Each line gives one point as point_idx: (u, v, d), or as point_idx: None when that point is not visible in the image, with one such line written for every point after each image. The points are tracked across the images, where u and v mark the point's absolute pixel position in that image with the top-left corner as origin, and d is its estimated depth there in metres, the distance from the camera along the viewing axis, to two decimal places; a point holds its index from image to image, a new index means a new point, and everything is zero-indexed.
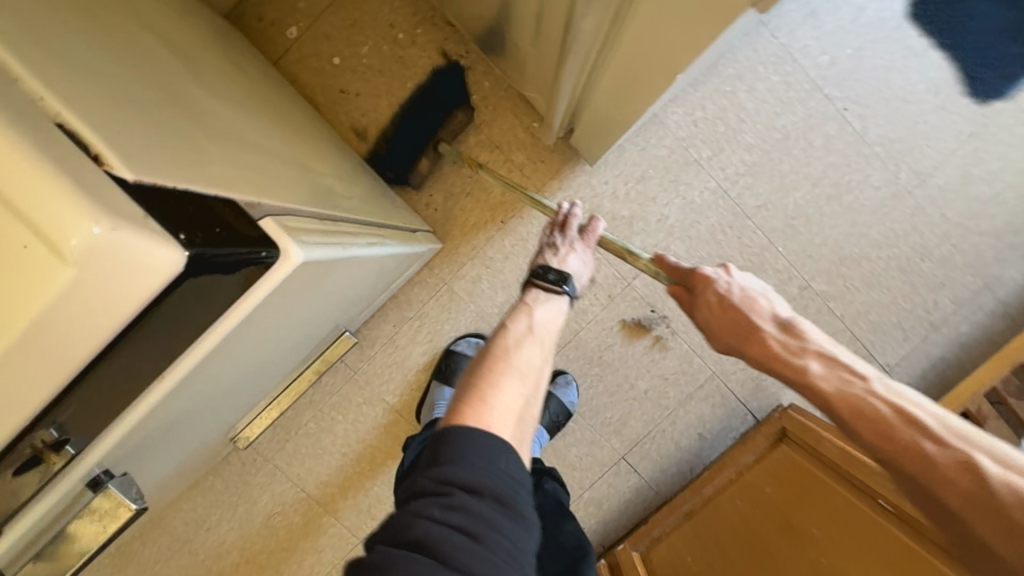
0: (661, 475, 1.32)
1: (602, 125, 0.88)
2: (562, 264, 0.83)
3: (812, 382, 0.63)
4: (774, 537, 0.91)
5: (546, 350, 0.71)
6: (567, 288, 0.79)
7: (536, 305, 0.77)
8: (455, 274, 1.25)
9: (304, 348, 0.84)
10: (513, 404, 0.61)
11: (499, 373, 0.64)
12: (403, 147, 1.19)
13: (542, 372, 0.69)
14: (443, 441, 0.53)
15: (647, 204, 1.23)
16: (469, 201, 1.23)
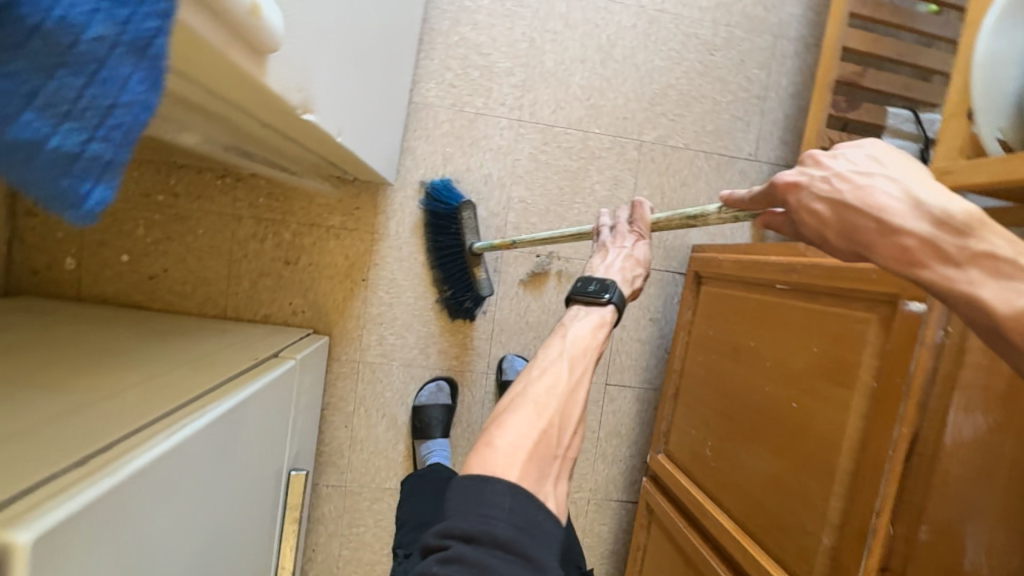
0: (647, 372, 1.36)
1: (352, 161, 0.90)
2: (607, 270, 0.85)
3: (976, 300, 0.47)
4: (735, 372, 0.94)
5: (584, 370, 0.71)
6: (611, 295, 0.80)
7: (572, 323, 0.77)
8: (360, 349, 1.25)
9: (248, 526, 0.82)
10: (531, 435, 0.61)
11: (513, 406, 0.65)
12: (454, 271, 1.22)
13: (571, 395, 0.67)
14: (455, 495, 0.55)
15: (467, 177, 1.25)
16: (326, 284, 1.23)
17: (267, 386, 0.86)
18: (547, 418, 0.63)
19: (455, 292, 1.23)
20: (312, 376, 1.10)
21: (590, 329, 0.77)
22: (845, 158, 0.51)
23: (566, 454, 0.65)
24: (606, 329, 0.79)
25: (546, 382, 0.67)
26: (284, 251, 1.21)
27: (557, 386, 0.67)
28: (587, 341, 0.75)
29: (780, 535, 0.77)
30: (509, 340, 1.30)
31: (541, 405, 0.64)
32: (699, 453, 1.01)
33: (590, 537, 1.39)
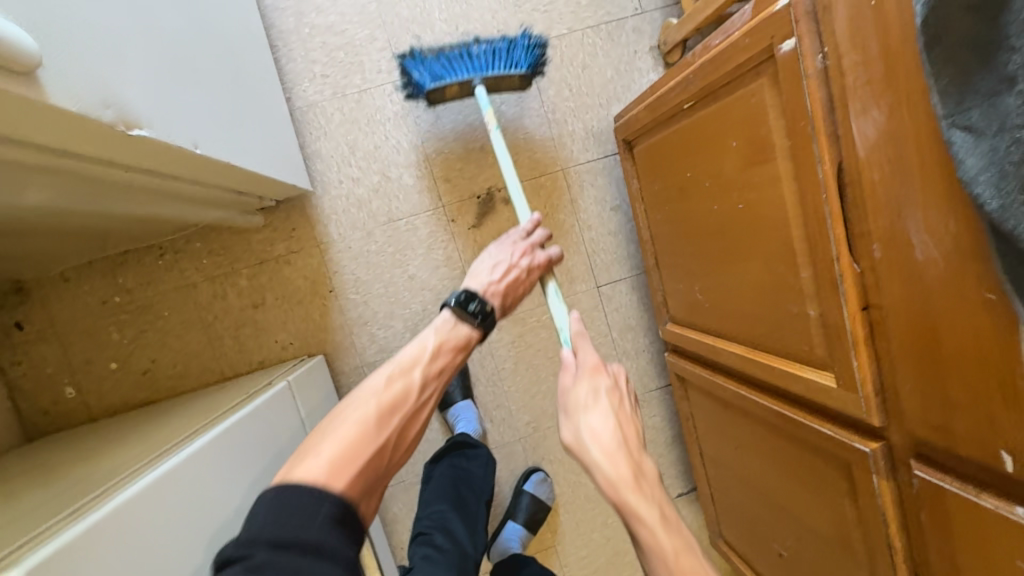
0: (631, 259, 1.35)
1: (246, 179, 0.91)
2: (481, 291, 0.98)
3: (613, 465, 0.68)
4: (690, 208, 0.92)
5: (435, 383, 0.88)
6: (479, 320, 0.96)
7: (448, 329, 0.94)
8: (357, 355, 1.27)
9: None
10: (358, 453, 0.74)
11: (352, 420, 0.77)
12: (447, 61, 1.13)
13: (413, 406, 0.83)
14: (269, 503, 0.64)
15: (379, 154, 1.24)
16: (299, 309, 1.25)
17: (263, 407, 0.89)
18: (382, 437, 0.78)
19: (434, 62, 1.14)
20: (320, 392, 1.13)
21: (451, 344, 0.93)
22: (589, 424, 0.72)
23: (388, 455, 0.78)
24: (463, 350, 0.94)
25: (390, 395, 0.82)
26: (248, 296, 1.23)
27: (401, 398, 0.82)
28: (446, 356, 0.91)
29: (780, 331, 0.75)
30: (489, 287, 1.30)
31: (376, 419, 0.78)
32: (694, 301, 1.00)
33: (647, 432, 1.40)
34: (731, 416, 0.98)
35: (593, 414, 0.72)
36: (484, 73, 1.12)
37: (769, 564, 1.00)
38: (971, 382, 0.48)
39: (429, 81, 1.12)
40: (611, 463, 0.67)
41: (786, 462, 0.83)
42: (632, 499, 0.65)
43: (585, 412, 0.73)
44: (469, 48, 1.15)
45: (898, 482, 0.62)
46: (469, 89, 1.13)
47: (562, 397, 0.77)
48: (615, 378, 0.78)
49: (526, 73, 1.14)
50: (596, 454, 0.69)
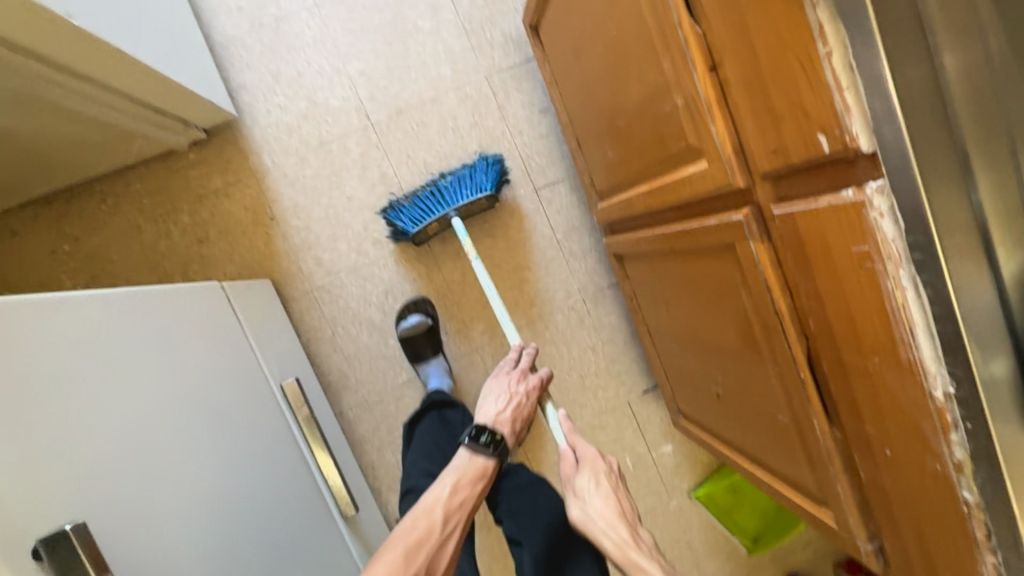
0: (565, 160, 1.36)
1: (143, 83, 0.95)
2: (499, 422, 0.95)
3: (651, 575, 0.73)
4: (584, 62, 0.94)
5: (461, 512, 0.83)
6: (492, 450, 0.91)
7: (462, 464, 0.89)
8: (306, 281, 1.30)
9: (234, 409, 0.91)
10: (406, 574, 0.74)
11: (394, 549, 0.76)
12: (419, 217, 1.23)
13: (453, 506, 0.83)
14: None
15: (302, 80, 1.27)
16: (243, 240, 1.28)
17: (181, 294, 0.92)
18: (416, 563, 0.76)
19: (405, 228, 1.23)
20: (266, 308, 1.15)
21: (469, 476, 0.88)
22: (605, 520, 0.79)
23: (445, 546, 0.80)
24: (483, 480, 0.89)
25: (416, 532, 0.78)
26: (192, 234, 1.27)
27: (430, 535, 0.79)
28: (465, 489, 0.86)
29: (665, 140, 0.76)
30: (457, 275, 1.34)
31: (427, 527, 0.79)
32: (608, 162, 1.02)
33: (604, 331, 1.40)
34: (656, 268, 0.98)
35: (593, 502, 0.81)
36: (456, 203, 1.22)
37: (713, 414, 1.01)
38: (784, 79, 0.49)
39: (412, 227, 1.22)
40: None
41: (699, 283, 0.83)
42: (636, 555, 0.75)
43: (590, 497, 0.81)
44: (434, 184, 1.26)
45: (773, 244, 0.63)
46: (447, 223, 1.21)
47: (567, 485, 0.85)
48: (611, 467, 0.87)
49: (492, 194, 1.22)
50: (603, 528, 0.79)
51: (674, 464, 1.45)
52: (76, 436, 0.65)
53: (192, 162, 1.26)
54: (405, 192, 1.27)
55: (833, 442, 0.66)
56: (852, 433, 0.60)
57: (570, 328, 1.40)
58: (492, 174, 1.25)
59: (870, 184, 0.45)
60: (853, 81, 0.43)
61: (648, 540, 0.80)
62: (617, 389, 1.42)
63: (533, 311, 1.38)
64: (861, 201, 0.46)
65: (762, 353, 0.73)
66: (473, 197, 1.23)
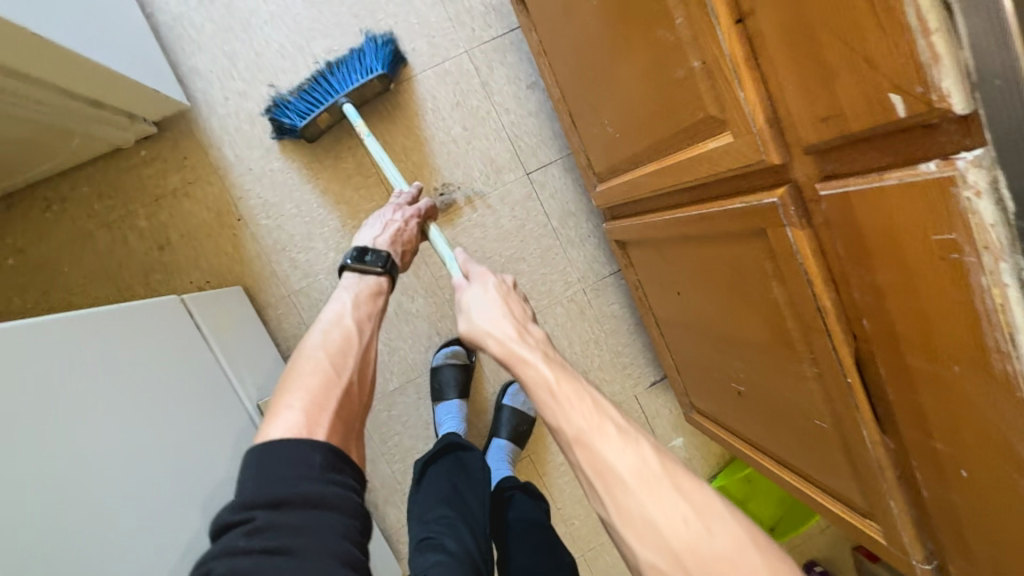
0: (557, 139, 1.25)
1: (67, 68, 0.82)
2: (376, 242, 0.89)
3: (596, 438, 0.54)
4: (578, 25, 0.82)
5: (351, 331, 0.74)
6: (384, 266, 0.86)
7: (348, 287, 0.83)
8: (282, 284, 1.19)
9: (207, 436, 0.81)
10: (326, 396, 0.64)
11: (307, 370, 0.67)
12: (301, 107, 1.09)
13: (365, 342, 0.75)
14: (252, 463, 0.54)
15: (262, 61, 1.14)
16: (209, 242, 1.16)
17: (137, 310, 0.81)
18: (343, 382, 0.67)
19: (291, 117, 1.09)
20: (238, 318, 1.04)
21: (366, 294, 0.83)
22: (502, 339, 0.63)
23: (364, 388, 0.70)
24: (381, 296, 0.85)
25: (333, 345, 0.71)
26: (151, 239, 1.15)
27: (348, 345, 0.72)
28: (367, 305, 0.81)
29: (678, 113, 0.66)
30: (384, 197, 1.20)
31: (333, 365, 0.68)
32: (608, 139, 0.91)
33: (607, 322, 1.31)
34: (666, 256, 0.89)
35: (494, 311, 0.67)
36: (345, 89, 1.07)
37: (733, 412, 0.92)
38: (843, 26, 0.39)
39: (300, 120, 1.08)
40: (631, 508, 0.51)
41: (720, 274, 0.74)
42: (519, 347, 0.61)
43: (477, 306, 0.68)
44: (323, 73, 1.11)
45: (816, 230, 0.53)
46: (339, 112, 1.08)
47: (457, 303, 0.71)
48: (506, 282, 0.73)
49: (385, 74, 1.09)
50: (501, 355, 0.62)
51: (686, 457, 1.38)
52: (5, 495, 0.54)
53: (145, 159, 1.13)
54: (290, 87, 1.12)
55: (886, 454, 0.57)
56: (914, 447, 0.52)
57: (570, 320, 1.30)
58: (381, 54, 1.10)
59: (962, 156, 0.36)
60: (946, 22, 0.33)
61: (538, 336, 0.65)
62: (622, 382, 1.34)
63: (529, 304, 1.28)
64: (951, 178, 0.36)
65: (797, 353, 0.64)
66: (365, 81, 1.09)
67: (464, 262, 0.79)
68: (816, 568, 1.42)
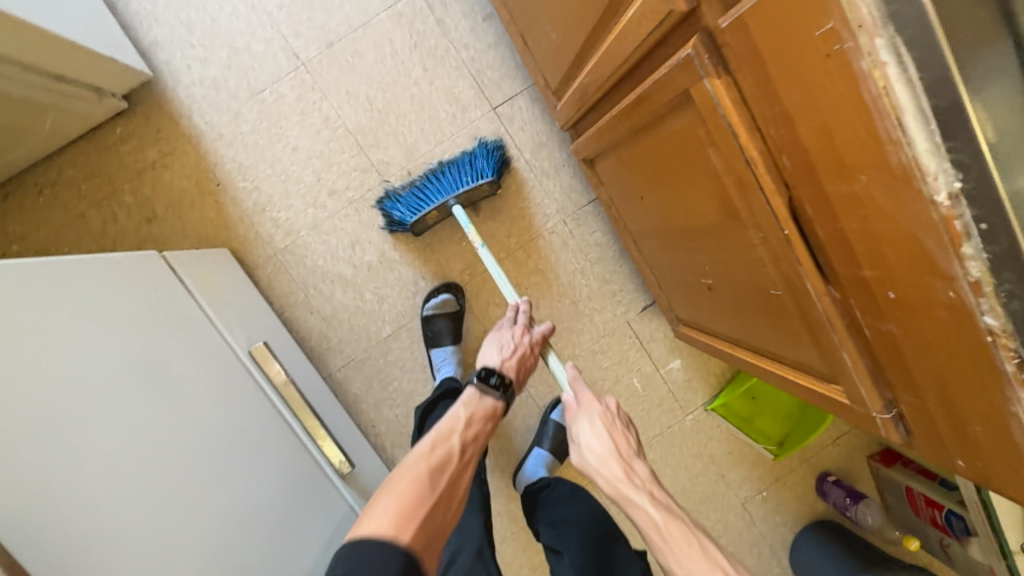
0: (520, 70, 1.23)
1: (20, 40, 0.86)
2: (499, 360, 0.99)
3: (636, 509, 0.77)
4: None
5: (456, 450, 0.86)
6: (502, 392, 0.97)
7: (479, 407, 0.94)
8: (266, 245, 1.23)
9: (186, 372, 0.86)
10: (417, 506, 0.74)
11: (407, 477, 0.78)
12: (413, 206, 1.14)
13: (461, 447, 0.86)
14: (345, 555, 0.66)
15: (218, 25, 1.16)
16: (191, 210, 1.20)
17: (122, 266, 0.86)
18: (439, 493, 0.78)
19: (405, 215, 1.15)
20: (224, 275, 1.09)
21: (480, 414, 0.93)
22: (596, 454, 0.83)
23: (457, 488, 0.82)
24: (492, 420, 0.95)
25: (437, 458, 0.83)
26: (139, 214, 1.20)
27: (444, 464, 0.83)
28: (478, 425, 0.92)
29: None
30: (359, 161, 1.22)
31: (429, 480, 0.79)
32: (554, 48, 0.90)
33: (591, 252, 1.31)
34: (627, 162, 0.88)
35: (592, 433, 0.85)
36: (455, 189, 1.14)
37: (710, 313, 0.92)
38: None
39: (409, 215, 1.14)
40: (686, 559, 0.72)
41: (670, 161, 0.73)
42: (625, 488, 0.78)
43: (584, 436, 0.85)
44: (433, 171, 1.17)
45: (734, 76, 0.52)
46: (447, 211, 1.15)
47: (571, 425, 0.88)
48: (609, 407, 0.89)
49: (494, 180, 1.15)
50: (596, 465, 0.82)
51: (685, 379, 1.38)
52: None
53: (122, 136, 1.18)
54: (403, 182, 1.20)
55: (832, 305, 0.57)
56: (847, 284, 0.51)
57: (554, 253, 1.30)
58: (493, 161, 1.16)
59: None
60: None
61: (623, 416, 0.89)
62: (614, 310, 1.33)
63: (512, 241, 1.29)
64: None
65: (743, 221, 0.63)
66: (474, 184, 1.15)
67: (573, 377, 0.93)
68: (830, 477, 1.42)
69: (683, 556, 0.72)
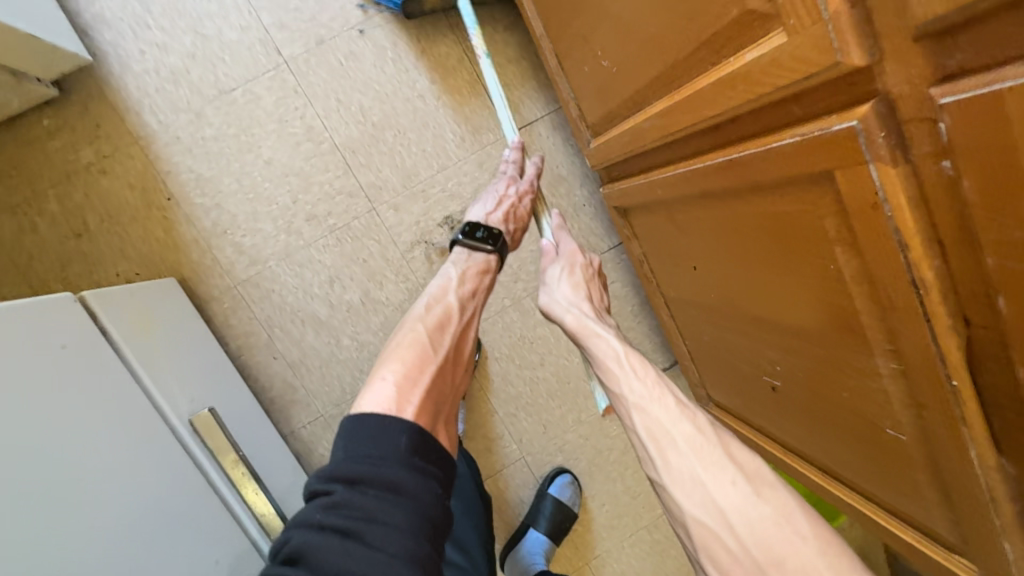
0: (542, 91, 1.06)
1: None
2: (487, 214, 0.77)
3: (626, 395, 0.57)
4: None
5: (456, 293, 0.68)
6: (495, 245, 0.74)
7: (458, 263, 0.72)
8: (225, 274, 1.02)
9: (117, 467, 0.65)
10: (423, 369, 0.57)
11: (401, 343, 0.60)
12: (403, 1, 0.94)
13: (467, 321, 0.67)
14: (346, 431, 0.50)
15: (183, 6, 0.95)
16: (134, 226, 0.98)
17: (35, 314, 0.65)
18: (444, 352, 0.61)
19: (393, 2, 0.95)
20: (166, 314, 0.88)
21: (473, 272, 0.72)
22: (597, 339, 0.63)
23: (462, 346, 0.64)
24: (490, 277, 0.74)
25: (433, 318, 0.64)
26: (66, 225, 0.97)
27: (449, 321, 0.64)
28: (473, 281, 0.71)
29: (699, 15, 0.48)
30: (346, 182, 1.03)
31: (432, 340, 0.61)
32: (602, 79, 0.73)
33: (608, 303, 1.14)
34: (684, 225, 0.71)
35: (561, 286, 0.70)
36: None
37: (764, 410, 0.76)
38: None
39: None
40: (653, 400, 0.56)
41: (757, 243, 0.57)
42: (590, 322, 0.64)
43: (556, 282, 0.71)
44: None
45: (916, 167, 0.36)
46: None
47: (541, 276, 0.73)
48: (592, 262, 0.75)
49: None
50: (566, 301, 0.68)
51: None
52: None
53: (50, 130, 0.95)
54: None
55: (1001, 482, 0.41)
56: None
57: None
58: None
59: None
60: None
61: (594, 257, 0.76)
62: None
63: (519, 286, 1.11)
64: None
65: (868, 341, 0.47)
66: None
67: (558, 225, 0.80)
68: None
69: (678, 488, 0.50)
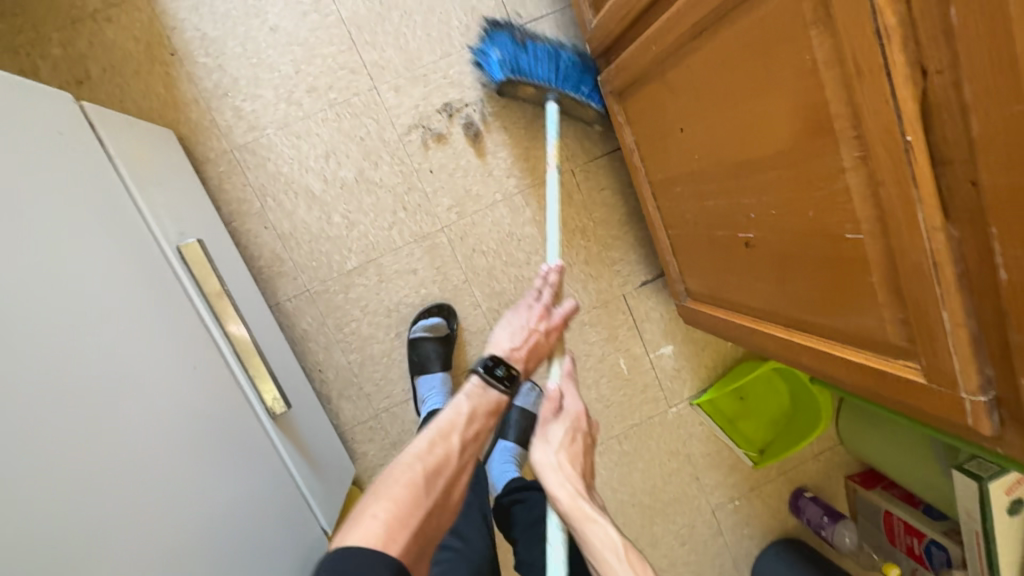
0: None
1: None
2: (506, 351, 0.80)
3: None
4: None
5: (462, 438, 0.70)
6: (510, 386, 0.78)
7: (470, 395, 0.75)
8: (223, 137, 1.03)
9: (96, 257, 0.66)
10: (414, 510, 0.61)
11: (399, 479, 0.63)
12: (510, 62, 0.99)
13: (464, 461, 0.69)
14: (325, 569, 0.53)
15: None
16: (135, 79, 0.99)
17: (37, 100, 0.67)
18: (435, 500, 0.64)
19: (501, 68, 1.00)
20: (160, 156, 0.89)
21: (483, 409, 0.74)
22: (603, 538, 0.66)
23: (454, 484, 0.67)
24: (496, 417, 0.76)
25: (433, 459, 0.66)
26: (67, 72, 0.98)
27: (445, 464, 0.67)
28: (482, 420, 0.74)
29: None
30: (349, 57, 1.04)
31: (427, 483, 0.64)
32: None
33: (597, 211, 1.17)
34: (675, 84, 0.73)
35: (559, 451, 0.73)
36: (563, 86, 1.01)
37: (738, 278, 0.79)
38: None
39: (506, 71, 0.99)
40: None
41: (741, 68, 0.59)
42: (586, 506, 0.68)
43: (560, 450, 0.73)
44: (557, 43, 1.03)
45: None
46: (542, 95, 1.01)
47: (539, 428, 0.76)
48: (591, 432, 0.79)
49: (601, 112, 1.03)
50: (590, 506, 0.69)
51: (675, 367, 1.25)
52: None
53: None
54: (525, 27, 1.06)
55: (945, 245, 0.44)
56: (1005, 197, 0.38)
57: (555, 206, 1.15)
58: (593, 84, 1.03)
59: None
60: None
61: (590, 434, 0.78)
62: (610, 280, 1.20)
63: (511, 182, 1.11)
64: None
65: (835, 134, 0.50)
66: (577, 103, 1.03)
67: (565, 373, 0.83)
68: (807, 493, 1.32)
69: None
